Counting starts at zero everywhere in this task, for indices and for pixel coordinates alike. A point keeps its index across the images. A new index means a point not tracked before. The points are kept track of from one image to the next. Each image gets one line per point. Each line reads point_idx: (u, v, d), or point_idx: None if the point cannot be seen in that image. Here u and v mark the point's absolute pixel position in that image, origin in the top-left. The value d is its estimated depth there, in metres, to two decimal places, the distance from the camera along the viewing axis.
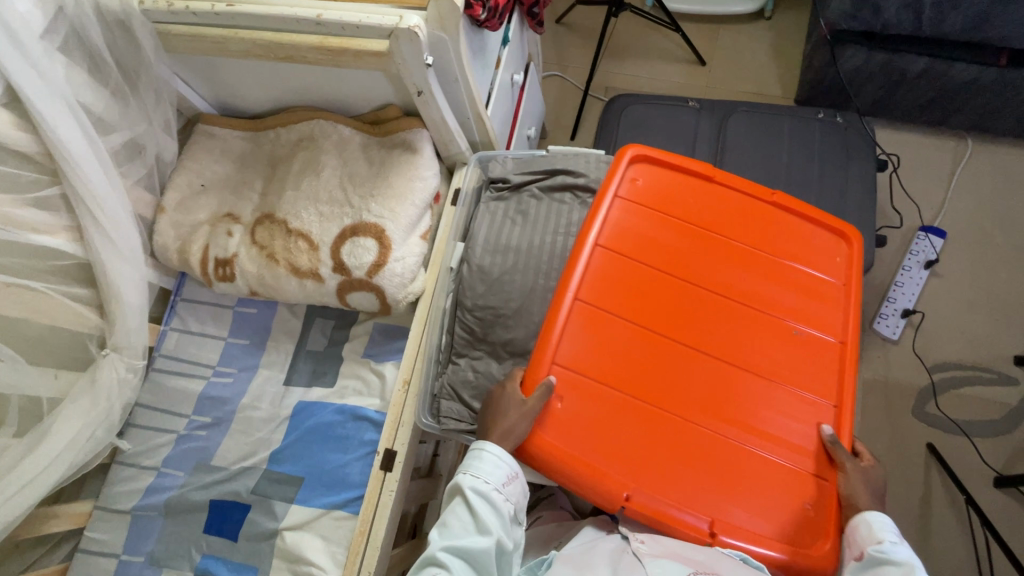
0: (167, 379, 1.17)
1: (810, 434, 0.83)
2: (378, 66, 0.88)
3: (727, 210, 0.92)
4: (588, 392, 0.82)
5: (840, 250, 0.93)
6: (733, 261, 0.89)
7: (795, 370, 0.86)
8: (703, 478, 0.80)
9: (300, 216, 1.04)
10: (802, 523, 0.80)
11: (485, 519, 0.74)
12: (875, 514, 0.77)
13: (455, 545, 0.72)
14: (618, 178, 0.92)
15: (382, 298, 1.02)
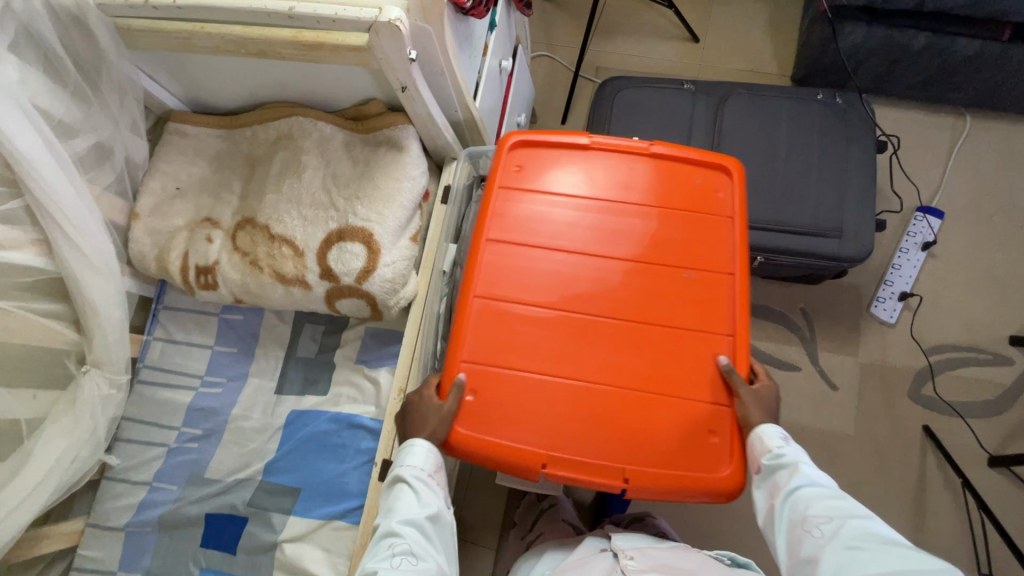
0: (154, 392, 1.13)
1: (709, 371, 0.85)
2: (358, 61, 0.82)
3: (606, 174, 0.93)
4: (494, 381, 0.85)
5: (724, 180, 0.93)
6: (619, 222, 0.90)
7: (684, 311, 0.87)
8: (611, 432, 0.83)
9: (282, 220, 0.99)
10: (714, 460, 0.83)
11: (428, 493, 0.81)
12: (765, 425, 0.82)
13: (406, 519, 0.78)
14: (496, 166, 0.93)
15: (373, 304, 0.98)
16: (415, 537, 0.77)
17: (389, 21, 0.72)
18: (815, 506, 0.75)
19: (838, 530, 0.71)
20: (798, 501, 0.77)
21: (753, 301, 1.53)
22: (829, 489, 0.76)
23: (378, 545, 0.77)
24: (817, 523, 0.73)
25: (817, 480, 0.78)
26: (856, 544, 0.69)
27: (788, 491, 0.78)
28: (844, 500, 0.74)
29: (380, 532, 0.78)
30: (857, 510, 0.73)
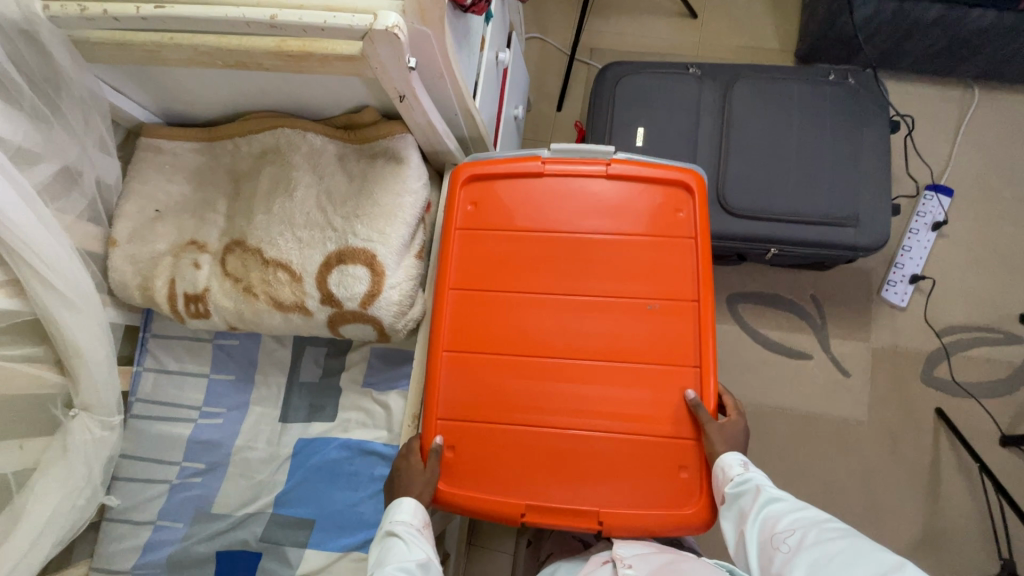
0: (150, 426, 1.07)
1: (674, 400, 0.89)
2: (350, 71, 0.74)
3: (566, 206, 0.93)
4: (471, 432, 0.91)
5: (684, 200, 0.93)
6: (580, 258, 0.92)
7: (647, 347, 0.90)
8: (582, 466, 0.90)
9: (275, 243, 0.91)
10: (681, 486, 0.89)
11: (419, 543, 0.82)
12: (729, 453, 0.85)
13: (399, 560, 0.78)
14: (456, 208, 0.95)
15: (380, 328, 0.92)
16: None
17: (387, 29, 0.64)
18: (780, 521, 0.79)
19: (804, 538, 0.75)
20: (767, 518, 0.81)
21: (762, 290, 1.50)
22: (789, 504, 0.81)
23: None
24: (784, 537, 0.77)
25: (777, 496, 0.83)
26: (824, 546, 0.73)
27: (756, 509, 0.82)
28: (803, 509, 0.80)
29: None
30: (817, 515, 0.78)
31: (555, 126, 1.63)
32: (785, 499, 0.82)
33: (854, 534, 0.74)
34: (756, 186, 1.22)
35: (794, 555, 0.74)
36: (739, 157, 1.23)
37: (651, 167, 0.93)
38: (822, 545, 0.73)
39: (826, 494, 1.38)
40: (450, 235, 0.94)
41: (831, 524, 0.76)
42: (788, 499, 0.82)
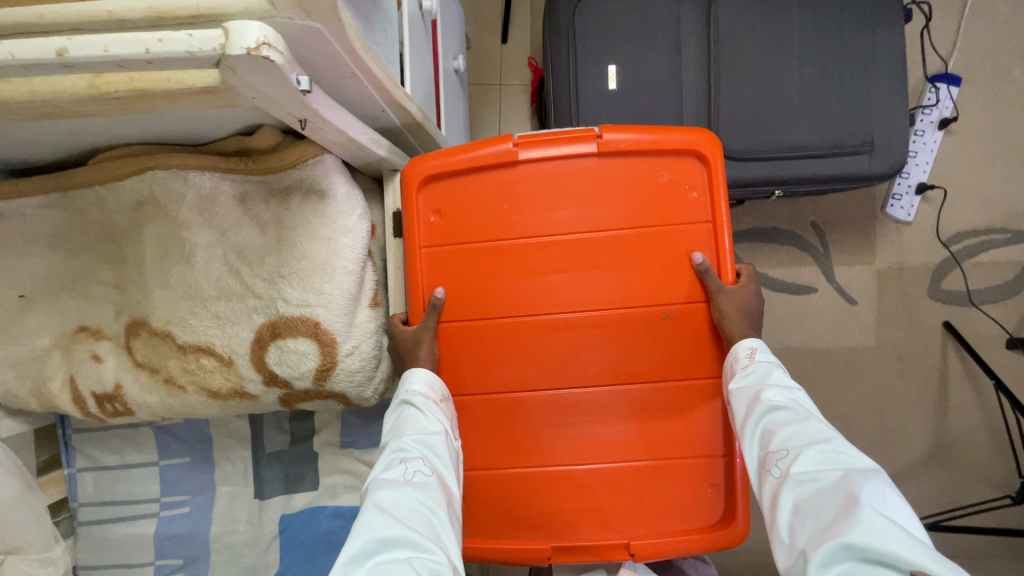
0: (106, 531, 0.92)
1: (707, 423, 0.69)
2: (220, 103, 0.50)
3: (546, 197, 0.68)
4: (480, 488, 0.71)
5: (696, 170, 0.68)
6: (572, 262, 0.68)
7: (670, 360, 0.69)
8: (601, 512, 0.70)
9: (187, 324, 0.71)
10: (715, 511, 0.70)
11: (438, 417, 0.64)
12: (741, 341, 0.66)
13: (418, 435, 0.60)
14: (413, 222, 0.70)
15: (345, 399, 0.75)
16: (431, 454, 0.59)
17: (247, 54, 0.41)
18: (777, 437, 0.56)
19: (800, 465, 0.52)
20: (765, 433, 0.57)
21: (759, 225, 1.36)
22: (803, 413, 0.57)
23: (382, 461, 0.58)
24: (777, 458, 0.54)
25: (787, 403, 0.58)
26: (820, 483, 0.50)
27: (753, 419, 0.59)
28: (817, 424, 0.55)
29: (383, 452, 0.60)
30: (826, 434, 0.53)
31: (504, 63, 1.35)
32: (802, 407, 0.58)
33: (863, 473, 0.49)
34: (756, 121, 1.03)
35: (781, 486, 0.52)
36: (733, 89, 1.02)
37: (653, 132, 0.67)
38: (817, 484, 0.50)
39: (839, 425, 1.36)
40: (410, 257, 0.70)
41: (841, 455, 0.51)
42: (807, 408, 0.58)
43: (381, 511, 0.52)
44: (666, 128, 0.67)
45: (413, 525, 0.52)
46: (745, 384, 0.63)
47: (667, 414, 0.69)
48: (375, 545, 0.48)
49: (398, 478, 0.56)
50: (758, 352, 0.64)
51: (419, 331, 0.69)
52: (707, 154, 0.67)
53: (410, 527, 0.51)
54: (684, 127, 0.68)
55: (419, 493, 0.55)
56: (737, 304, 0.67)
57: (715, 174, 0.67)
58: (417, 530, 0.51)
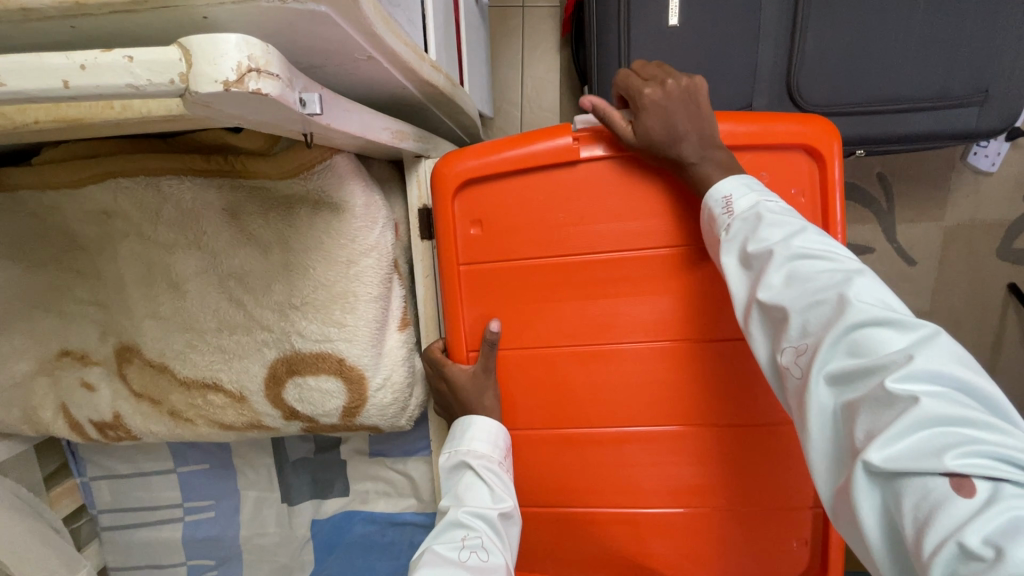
0: (132, 535, 0.89)
1: (799, 471, 0.60)
2: (193, 125, 0.35)
3: (611, 203, 0.57)
4: (542, 520, 0.65)
5: (804, 168, 0.57)
6: (643, 283, 0.58)
7: (760, 402, 0.59)
8: (666, 557, 0.64)
9: (190, 358, 0.61)
10: (799, 561, 0.63)
11: (502, 486, 0.58)
12: (710, 192, 0.51)
13: (477, 508, 0.55)
14: (448, 232, 0.59)
15: (376, 430, 0.65)
16: (490, 534, 0.54)
17: (225, 91, 0.26)
18: (791, 330, 0.42)
19: (825, 358, 0.39)
20: (768, 313, 0.45)
21: None
22: (813, 274, 0.42)
23: (440, 533, 0.54)
24: (795, 355, 0.41)
25: (784, 267, 0.44)
26: (857, 371, 0.37)
27: (752, 301, 0.46)
28: (832, 296, 0.40)
29: (440, 522, 0.56)
30: (835, 299, 0.40)
31: None
32: (809, 263, 0.43)
33: (896, 351, 0.36)
34: (847, 69, 0.81)
35: (808, 388, 0.40)
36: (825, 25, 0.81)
37: (757, 122, 0.55)
38: (847, 384, 0.38)
39: None
40: (446, 279, 0.60)
41: (864, 326, 0.38)
42: (815, 259, 0.43)
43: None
44: (769, 117, 0.56)
45: None
46: (734, 252, 0.48)
47: (752, 458, 0.61)
48: None
49: (453, 558, 0.51)
50: (736, 202, 0.49)
51: (479, 377, 0.60)
52: (822, 148, 0.56)
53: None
54: (796, 115, 0.56)
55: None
56: (654, 123, 0.51)
57: (831, 177, 0.56)
58: None
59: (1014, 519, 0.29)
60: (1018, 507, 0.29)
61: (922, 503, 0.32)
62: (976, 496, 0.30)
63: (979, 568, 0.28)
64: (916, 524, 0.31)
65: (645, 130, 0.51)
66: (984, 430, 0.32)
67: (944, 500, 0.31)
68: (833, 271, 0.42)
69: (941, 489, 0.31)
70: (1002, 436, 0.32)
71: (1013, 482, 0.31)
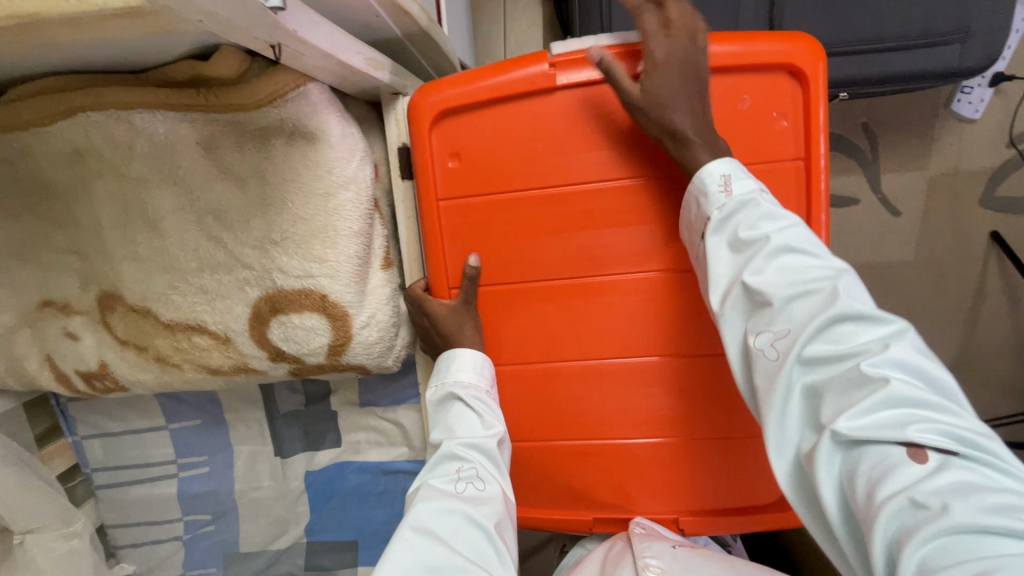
0: (127, 492, 0.90)
1: None
2: (155, 27, 0.35)
3: (592, 133, 0.56)
4: (530, 454, 0.66)
5: (787, 89, 0.56)
6: (623, 212, 0.58)
7: None
8: (647, 488, 0.65)
9: (171, 300, 0.60)
10: (776, 488, 0.65)
11: (491, 412, 0.61)
12: (705, 169, 0.51)
13: (469, 438, 0.58)
14: (428, 165, 0.59)
15: (363, 372, 0.66)
16: (486, 462, 0.58)
17: None
18: (772, 312, 0.45)
19: (803, 344, 0.43)
20: (749, 295, 0.47)
21: None
22: (799, 267, 0.46)
23: (436, 464, 0.59)
24: (771, 341, 0.45)
25: (774, 255, 0.47)
26: (833, 361, 0.42)
27: (735, 282, 0.48)
28: (821, 283, 0.44)
29: (436, 453, 0.60)
30: (827, 290, 0.44)
31: None
32: (796, 256, 0.47)
33: (872, 341, 0.42)
34: (829, 4, 0.80)
35: (779, 372, 0.43)
36: None
37: (739, 43, 0.55)
38: (815, 366, 0.43)
39: None
40: (427, 213, 0.60)
41: (844, 319, 0.43)
42: (801, 253, 0.47)
43: (427, 525, 0.53)
44: (752, 36, 0.55)
45: (463, 548, 0.52)
46: (723, 234, 0.50)
47: (733, 386, 0.62)
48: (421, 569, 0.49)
49: (450, 489, 0.56)
50: (734, 183, 0.50)
51: (461, 310, 0.60)
52: (806, 69, 0.55)
53: (458, 547, 0.52)
54: (781, 34, 0.55)
55: (468, 506, 0.55)
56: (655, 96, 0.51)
57: (816, 120, 0.56)
58: (466, 553, 0.52)
59: (961, 480, 0.35)
60: (960, 472, 0.35)
61: (878, 466, 0.37)
62: (928, 463, 0.36)
63: (926, 517, 0.34)
64: (869, 483, 0.37)
65: (649, 89, 0.51)
66: (938, 413, 0.38)
67: (899, 465, 0.37)
68: (819, 266, 0.46)
69: (898, 457, 0.37)
70: (952, 417, 0.38)
71: (959, 454, 0.37)
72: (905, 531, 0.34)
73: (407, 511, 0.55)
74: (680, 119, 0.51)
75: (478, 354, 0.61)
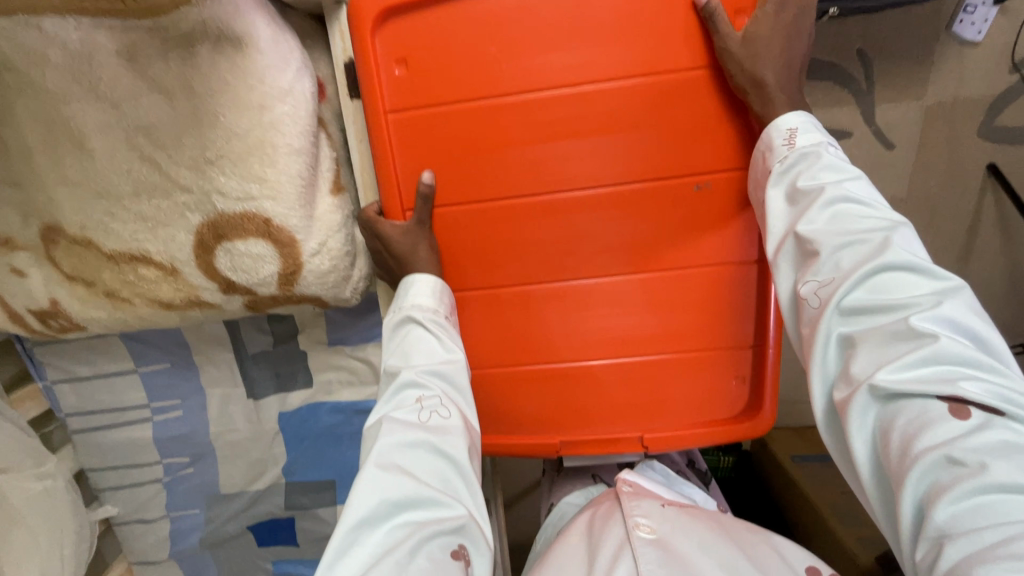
0: (103, 437, 0.90)
1: (737, 310, 0.62)
2: None
3: (547, 32, 0.53)
4: (495, 379, 0.65)
5: None
6: (582, 121, 0.55)
7: (699, 238, 0.59)
8: (613, 409, 0.64)
9: (111, 228, 0.58)
10: (738, 402, 0.65)
11: (450, 337, 0.59)
12: (777, 121, 0.52)
13: (432, 366, 0.57)
14: (373, 73, 0.54)
15: (321, 304, 0.64)
16: (450, 391, 0.57)
17: None
18: (819, 261, 0.47)
19: (844, 290, 0.45)
20: (800, 245, 0.49)
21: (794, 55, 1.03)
22: (854, 217, 0.48)
23: (395, 396, 0.56)
24: (814, 288, 0.47)
25: (829, 208, 0.48)
26: (880, 311, 0.44)
27: (789, 233, 0.50)
28: (874, 235, 0.46)
29: (392, 382, 0.57)
30: (879, 241, 0.46)
31: None
32: (852, 207, 0.48)
33: (923, 296, 0.43)
34: None
35: (822, 317, 0.45)
36: None
37: None
38: (857, 317, 0.45)
39: None
40: (373, 126, 0.56)
41: (893, 270, 0.44)
42: (857, 205, 0.48)
43: (393, 461, 0.51)
44: None
45: (431, 479, 0.51)
46: (782, 186, 0.52)
47: (694, 299, 0.61)
48: (388, 505, 0.48)
49: (413, 421, 0.54)
50: (799, 136, 0.52)
51: (415, 231, 0.58)
52: None
53: (424, 479, 0.51)
54: None
55: (435, 437, 0.53)
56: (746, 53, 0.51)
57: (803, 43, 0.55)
58: (434, 485, 0.51)
59: (1001, 440, 0.36)
60: (1002, 432, 0.37)
61: (915, 420, 0.39)
62: (970, 420, 0.38)
63: (963, 472, 0.36)
64: (904, 437, 0.39)
65: (746, 39, 0.51)
66: (985, 371, 0.40)
67: (938, 420, 0.38)
68: (875, 219, 0.47)
69: (938, 413, 0.38)
70: (999, 378, 0.40)
71: (1009, 416, 0.38)
72: (939, 485, 0.36)
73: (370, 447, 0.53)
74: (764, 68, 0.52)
75: (433, 277, 0.59)
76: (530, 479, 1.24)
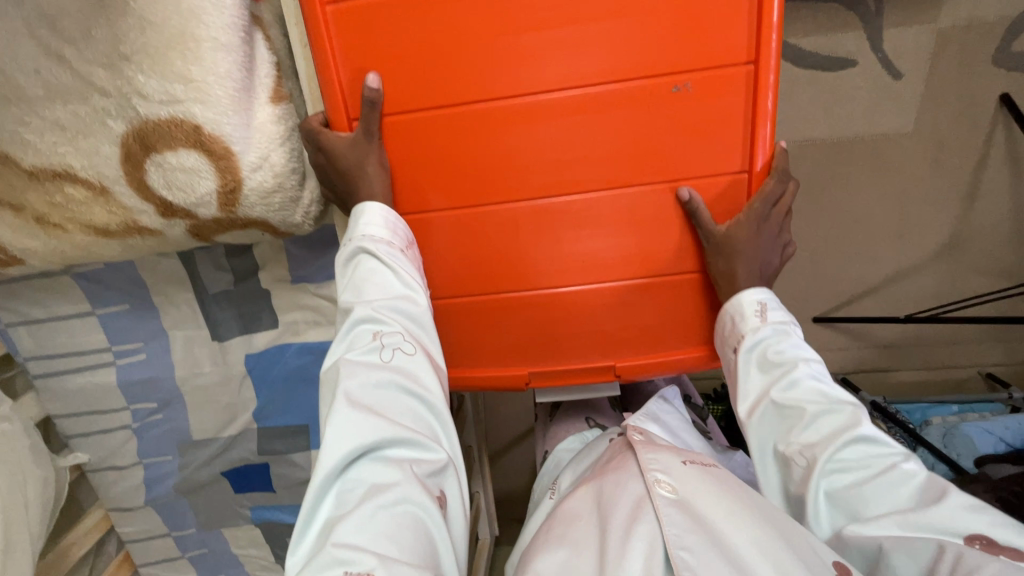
0: (66, 382, 0.87)
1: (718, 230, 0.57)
2: None
3: None
4: (460, 310, 0.61)
5: None
6: (545, 12, 0.49)
7: (677, 147, 0.53)
8: (586, 338, 0.61)
9: (27, 139, 0.52)
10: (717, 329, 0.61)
11: (409, 271, 0.54)
12: (744, 293, 0.56)
13: (393, 301, 0.52)
14: None
15: (271, 229, 0.59)
16: (412, 326, 0.53)
17: None
18: (802, 426, 0.50)
19: (830, 455, 0.48)
20: (781, 412, 0.52)
21: None
22: (821, 394, 0.51)
23: (350, 335, 0.51)
24: (796, 450, 0.50)
25: (805, 380, 0.52)
26: (855, 482, 0.47)
27: (763, 399, 0.53)
28: (844, 411, 0.50)
29: (347, 319, 0.52)
30: (849, 413, 0.50)
31: None
32: (824, 384, 0.52)
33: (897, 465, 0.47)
34: None
35: (812, 476, 0.47)
36: None
37: None
38: (837, 476, 0.48)
39: None
40: (309, 19, 0.49)
41: (861, 443, 0.48)
42: (826, 382, 0.52)
43: (362, 400, 0.47)
44: None
45: (402, 418, 0.48)
46: (755, 355, 0.55)
47: (671, 217, 0.56)
48: (360, 446, 0.44)
49: (376, 360, 0.49)
50: (769, 308, 0.56)
51: (363, 143, 0.53)
52: None
53: (396, 418, 0.47)
54: None
55: (403, 376, 0.49)
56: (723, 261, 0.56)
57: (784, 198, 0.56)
58: (408, 423, 0.47)
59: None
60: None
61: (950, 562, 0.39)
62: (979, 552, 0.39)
63: None
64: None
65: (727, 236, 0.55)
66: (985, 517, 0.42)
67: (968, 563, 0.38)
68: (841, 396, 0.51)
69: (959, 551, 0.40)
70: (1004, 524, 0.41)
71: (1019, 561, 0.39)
72: None
73: (333, 389, 0.48)
74: (739, 269, 0.56)
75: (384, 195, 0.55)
76: (515, 428, 1.22)
